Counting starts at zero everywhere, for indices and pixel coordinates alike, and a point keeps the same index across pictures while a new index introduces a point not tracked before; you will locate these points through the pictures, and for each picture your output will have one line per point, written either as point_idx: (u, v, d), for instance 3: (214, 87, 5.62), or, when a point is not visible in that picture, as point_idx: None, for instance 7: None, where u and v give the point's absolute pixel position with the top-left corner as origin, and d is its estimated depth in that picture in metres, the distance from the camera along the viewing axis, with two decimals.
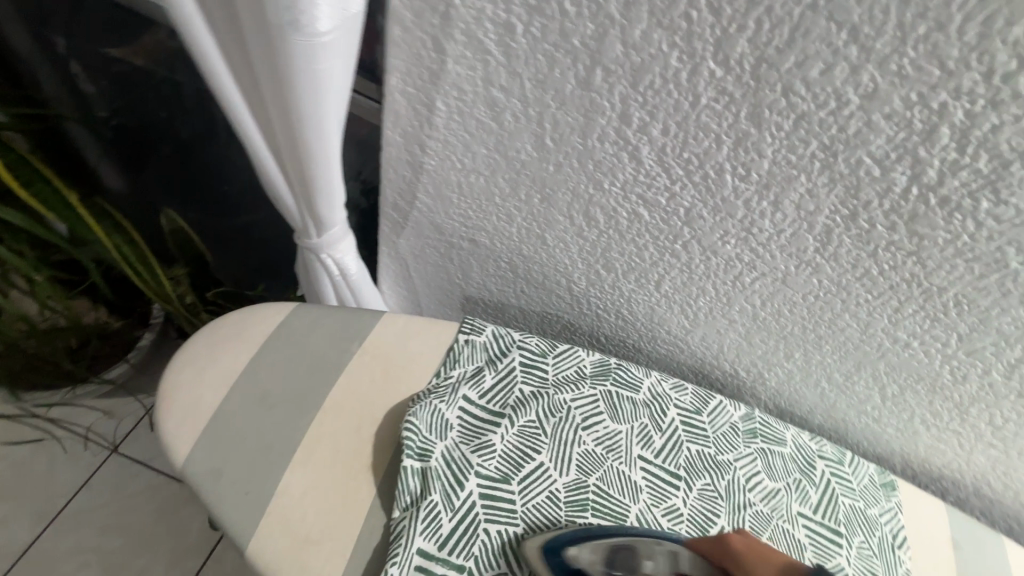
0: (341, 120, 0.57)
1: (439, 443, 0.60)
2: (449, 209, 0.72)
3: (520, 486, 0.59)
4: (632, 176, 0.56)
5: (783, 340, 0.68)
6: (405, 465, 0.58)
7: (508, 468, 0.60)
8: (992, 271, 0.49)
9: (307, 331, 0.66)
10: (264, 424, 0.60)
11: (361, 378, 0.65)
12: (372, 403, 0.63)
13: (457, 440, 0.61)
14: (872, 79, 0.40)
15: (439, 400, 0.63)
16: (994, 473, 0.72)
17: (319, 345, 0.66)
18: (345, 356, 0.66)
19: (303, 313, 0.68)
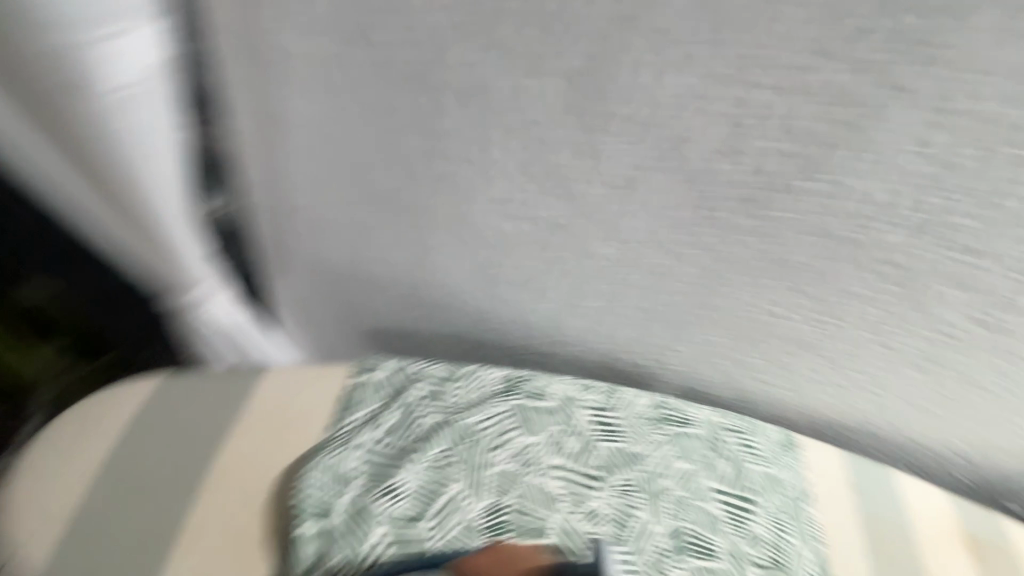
0: (172, 172, 0.58)
1: (338, 497, 0.59)
2: (327, 244, 0.69)
3: (432, 522, 0.59)
4: (497, 194, 0.56)
5: (676, 328, 0.70)
6: (300, 529, 0.56)
7: (419, 505, 0.59)
8: (829, 242, 0.53)
9: (182, 406, 0.64)
10: (134, 515, 0.57)
11: (244, 446, 0.62)
12: (256, 470, 0.61)
13: (358, 489, 0.59)
14: (680, 81, 0.45)
15: (333, 453, 0.61)
16: (880, 415, 0.78)
17: (199, 416, 0.64)
18: (226, 425, 0.64)
19: (176, 386, 0.66)
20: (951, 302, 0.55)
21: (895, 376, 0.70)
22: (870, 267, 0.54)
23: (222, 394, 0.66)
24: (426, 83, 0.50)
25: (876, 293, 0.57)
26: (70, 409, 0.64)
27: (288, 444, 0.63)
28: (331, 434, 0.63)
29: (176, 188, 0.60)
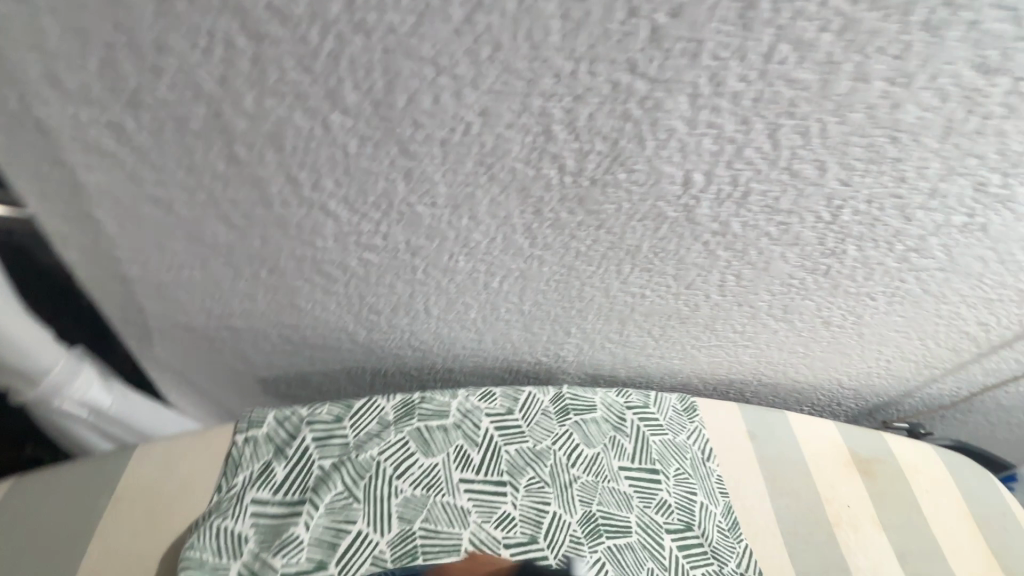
0: None
1: (233, 562, 0.56)
2: (185, 308, 0.65)
3: (338, 565, 0.58)
4: (339, 230, 0.55)
5: (557, 322, 0.72)
6: None
7: (322, 552, 0.58)
8: (661, 223, 0.56)
9: (40, 502, 0.58)
10: None
11: (119, 532, 0.57)
12: (137, 556, 0.56)
13: (255, 549, 0.57)
14: (476, 102, 0.43)
15: (223, 518, 0.58)
16: (760, 363, 0.85)
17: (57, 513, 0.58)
18: (95, 513, 0.58)
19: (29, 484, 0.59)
20: (779, 255, 0.61)
21: (761, 328, 0.75)
22: (703, 238, 0.58)
23: (84, 482, 0.60)
24: (216, 137, 0.45)
25: (717, 260, 0.62)
26: None
27: (167, 524, 0.59)
28: (217, 500, 0.60)
29: None
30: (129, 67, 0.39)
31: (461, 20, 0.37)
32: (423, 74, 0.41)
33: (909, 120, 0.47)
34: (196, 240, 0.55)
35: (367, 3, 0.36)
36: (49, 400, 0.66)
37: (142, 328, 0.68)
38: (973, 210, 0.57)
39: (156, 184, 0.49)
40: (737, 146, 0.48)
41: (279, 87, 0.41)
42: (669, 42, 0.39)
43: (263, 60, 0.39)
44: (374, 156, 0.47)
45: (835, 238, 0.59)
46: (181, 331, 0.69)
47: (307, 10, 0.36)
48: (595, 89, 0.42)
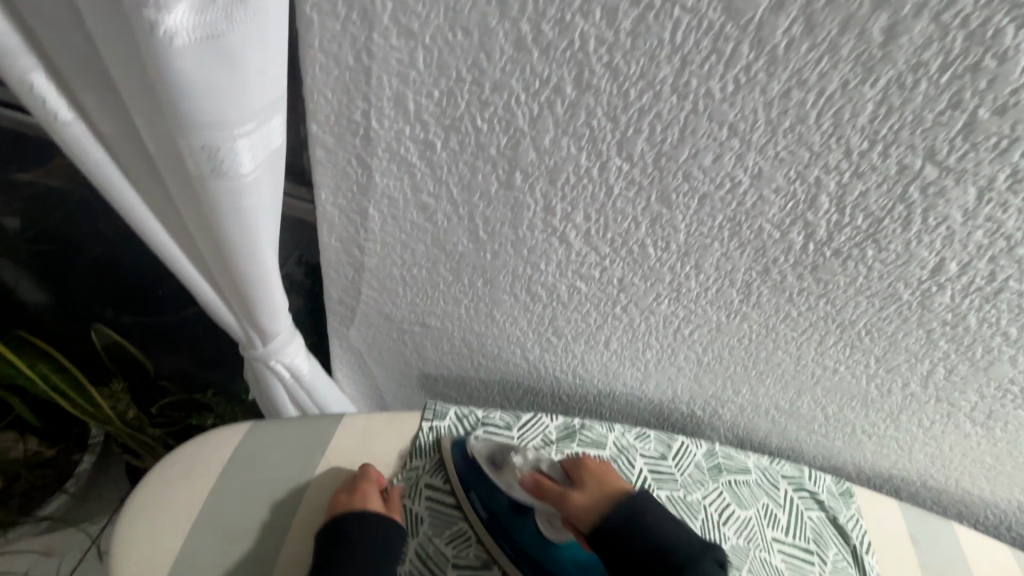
0: (275, 261, 0.58)
1: (414, 540, 0.65)
2: (396, 299, 0.73)
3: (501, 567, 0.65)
4: (565, 256, 0.59)
5: (729, 379, 0.72)
6: None
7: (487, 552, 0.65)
8: (890, 303, 0.55)
9: (269, 448, 0.67)
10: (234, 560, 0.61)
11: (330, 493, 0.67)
12: None
13: (429, 533, 0.66)
14: (755, 165, 0.45)
15: (404, 498, 0.67)
16: (934, 467, 0.79)
17: (284, 458, 0.67)
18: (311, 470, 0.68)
19: (260, 431, 0.68)
20: (1008, 359, 0.57)
21: (949, 428, 0.70)
22: (928, 326, 0.56)
23: (305, 438, 0.69)
24: (506, 162, 0.50)
25: (934, 350, 0.59)
26: (166, 458, 0.66)
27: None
28: (402, 477, 0.69)
29: (276, 265, 0.60)
30: (464, 97, 0.46)
31: (778, 93, 0.40)
32: (716, 134, 0.44)
33: None
34: (438, 245, 0.62)
35: (697, 70, 0.40)
36: (266, 358, 0.74)
37: (350, 308, 0.77)
38: None
39: (431, 194, 0.56)
40: (1010, 244, 0.46)
41: (579, 130, 0.46)
42: (981, 135, 0.39)
43: (581, 106, 0.44)
44: (633, 199, 0.51)
45: None
46: (381, 318, 0.77)
47: (640, 69, 0.41)
48: (880, 169, 0.43)
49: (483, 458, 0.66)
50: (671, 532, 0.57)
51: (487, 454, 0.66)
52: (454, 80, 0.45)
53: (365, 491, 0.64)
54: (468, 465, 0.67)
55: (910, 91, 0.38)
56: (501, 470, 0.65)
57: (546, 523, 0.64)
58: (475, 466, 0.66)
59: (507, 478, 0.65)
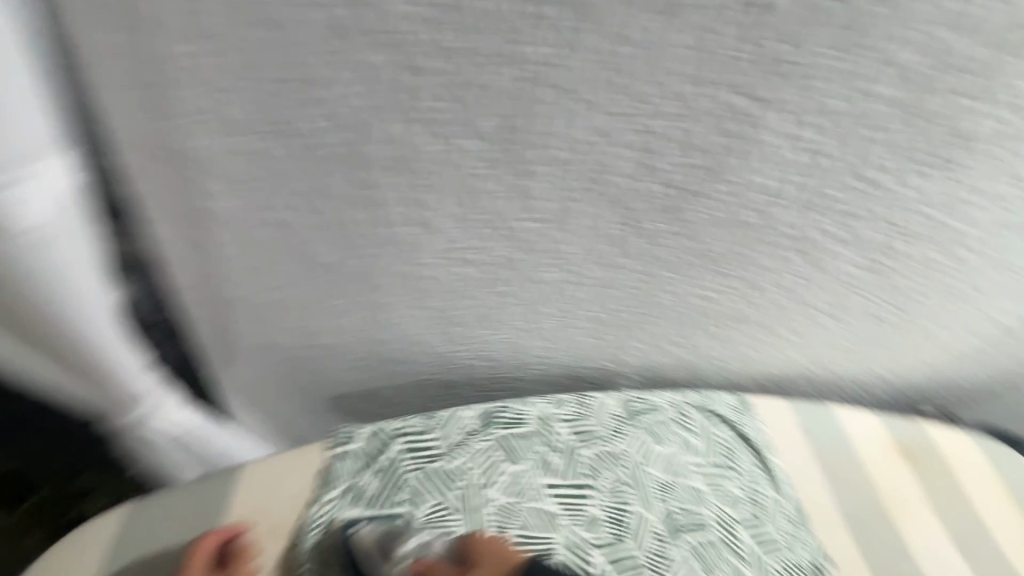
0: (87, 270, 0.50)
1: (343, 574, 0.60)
2: (278, 326, 0.67)
3: None
4: (446, 246, 0.58)
5: (629, 329, 0.76)
6: None
7: None
8: (746, 230, 0.60)
9: (146, 532, 0.60)
10: None
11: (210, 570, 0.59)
12: None
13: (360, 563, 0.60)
14: (594, 121, 0.48)
15: (321, 532, 0.62)
16: (807, 361, 0.90)
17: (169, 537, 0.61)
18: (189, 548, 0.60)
19: (142, 512, 0.62)
20: (843, 256, 0.66)
21: (814, 326, 0.80)
22: (780, 243, 0.63)
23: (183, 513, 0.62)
24: (357, 160, 0.49)
25: (789, 264, 0.66)
26: (35, 562, 0.60)
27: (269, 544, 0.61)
28: (313, 515, 0.62)
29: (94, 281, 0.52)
30: (292, 97, 0.44)
31: (594, 50, 0.43)
32: (559, 96, 0.46)
33: (966, 125, 0.53)
34: (307, 259, 0.58)
35: (526, 35, 0.41)
36: (139, 426, 0.66)
37: (230, 346, 0.70)
38: (1011, 204, 0.63)
39: (283, 206, 0.52)
40: (820, 156, 0.53)
41: (427, 112, 0.45)
42: (775, 63, 0.45)
43: (424, 87, 0.44)
44: (497, 174, 0.51)
45: (895, 237, 0.65)
46: (272, 350, 0.71)
47: (462, 44, 0.41)
48: (706, 107, 0.48)
49: (363, 549, 0.59)
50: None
51: (374, 539, 0.59)
52: (277, 81, 0.43)
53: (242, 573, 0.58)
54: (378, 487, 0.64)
55: (711, 31, 0.43)
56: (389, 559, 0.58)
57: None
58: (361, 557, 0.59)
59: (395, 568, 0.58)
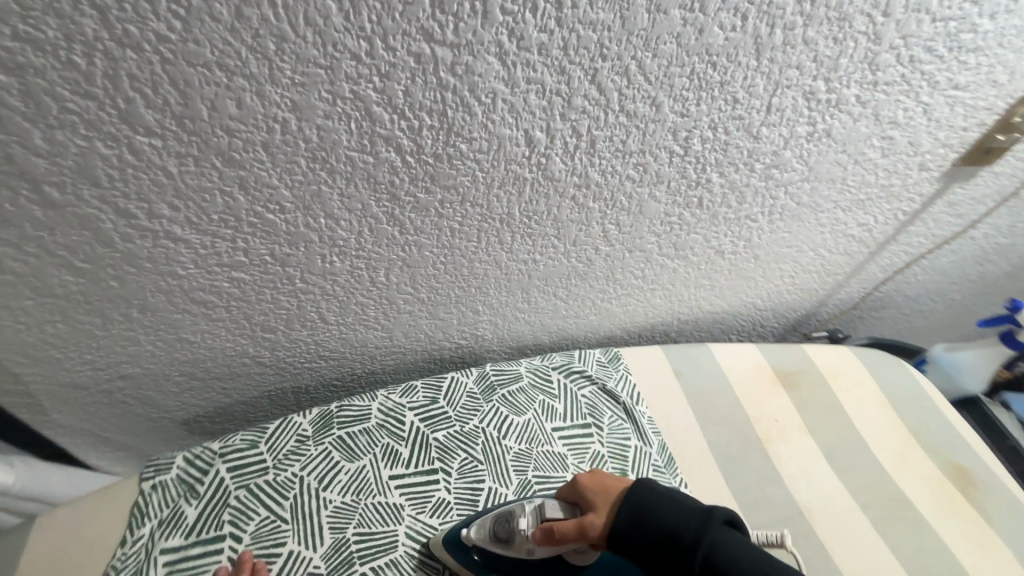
0: None
1: None
2: (64, 365, 0.62)
3: None
4: (195, 254, 0.53)
5: (460, 304, 0.72)
6: None
7: None
8: (523, 187, 0.56)
9: None
10: None
11: None
12: None
13: None
14: (283, 98, 0.42)
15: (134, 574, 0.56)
16: (674, 305, 0.89)
17: None
18: None
19: None
20: (648, 195, 0.63)
21: (660, 269, 0.78)
22: (569, 193, 0.59)
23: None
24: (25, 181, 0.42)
25: (591, 212, 0.63)
26: None
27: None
28: (120, 556, 0.57)
29: None
30: None
31: (231, 17, 0.37)
32: (214, 79, 0.39)
33: (718, 43, 0.48)
34: (45, 293, 0.53)
35: (122, 14, 0.35)
36: None
37: (27, 395, 0.65)
38: (812, 119, 0.59)
39: None
40: (565, 97, 0.49)
41: (65, 118, 0.39)
42: (453, 3, 0.40)
43: (34, 91, 0.37)
44: (208, 171, 0.46)
45: (695, 168, 0.61)
46: (79, 389, 0.66)
47: (59, 31, 0.35)
48: (400, 64, 0.42)
49: (481, 536, 0.58)
50: (677, 504, 0.49)
51: (483, 536, 0.58)
52: None
53: (599, 495, 0.54)
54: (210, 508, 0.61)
55: None
56: (511, 540, 0.56)
57: (573, 558, 0.57)
58: (477, 551, 0.59)
59: (523, 550, 0.56)
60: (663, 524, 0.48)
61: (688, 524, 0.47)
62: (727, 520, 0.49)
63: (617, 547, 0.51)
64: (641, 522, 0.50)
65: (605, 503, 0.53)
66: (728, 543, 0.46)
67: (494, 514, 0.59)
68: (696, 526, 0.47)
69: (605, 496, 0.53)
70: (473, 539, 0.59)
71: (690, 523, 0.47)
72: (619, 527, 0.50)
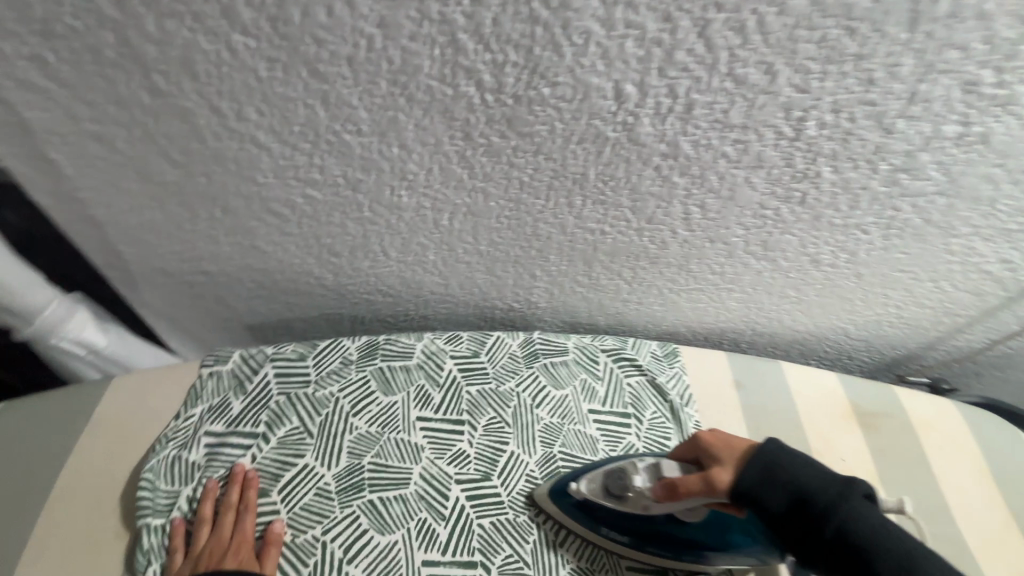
0: None
1: (185, 487, 0.60)
2: (157, 250, 0.68)
3: (282, 494, 0.61)
4: (276, 163, 0.55)
5: (518, 265, 0.70)
6: (144, 525, 0.57)
7: (265, 482, 0.61)
8: (603, 146, 0.53)
9: (18, 426, 0.63)
10: None
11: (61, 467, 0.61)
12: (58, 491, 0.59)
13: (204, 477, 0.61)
14: (371, 12, 0.41)
15: (178, 447, 0.62)
16: (751, 312, 0.81)
17: (25, 433, 0.63)
18: (46, 447, 0.62)
19: (12, 410, 0.64)
20: (742, 180, 0.57)
21: (741, 268, 0.71)
22: (653, 163, 0.55)
23: (63, 410, 0.65)
24: (137, 66, 0.46)
25: (675, 188, 0.58)
26: None
27: (138, 449, 0.63)
28: (172, 428, 0.63)
29: None
30: None
31: None
32: None
33: (864, 4, 0.41)
34: (146, 179, 0.58)
35: None
36: (46, 336, 0.72)
37: (125, 272, 0.73)
38: (966, 116, 0.49)
39: (92, 120, 0.51)
40: (665, 49, 0.44)
41: (173, 7, 0.41)
42: None
43: None
44: (295, 80, 0.47)
45: (804, 157, 0.54)
46: (167, 275, 0.73)
47: None
48: None
49: (595, 487, 0.60)
50: (812, 470, 0.48)
51: (595, 491, 0.60)
52: None
53: (724, 451, 0.53)
54: (251, 406, 0.65)
55: None
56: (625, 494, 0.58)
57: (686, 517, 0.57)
58: (586, 501, 0.61)
59: (638, 505, 0.57)
60: (796, 487, 0.47)
61: (826, 491, 0.46)
62: (865, 494, 0.48)
63: (742, 503, 0.50)
64: (771, 479, 0.49)
65: (730, 459, 0.52)
66: (867, 516, 0.46)
67: (606, 471, 0.60)
68: (834, 497, 0.46)
69: (729, 452, 0.52)
70: (584, 491, 0.60)
71: (829, 491, 0.46)
72: (746, 485, 0.49)
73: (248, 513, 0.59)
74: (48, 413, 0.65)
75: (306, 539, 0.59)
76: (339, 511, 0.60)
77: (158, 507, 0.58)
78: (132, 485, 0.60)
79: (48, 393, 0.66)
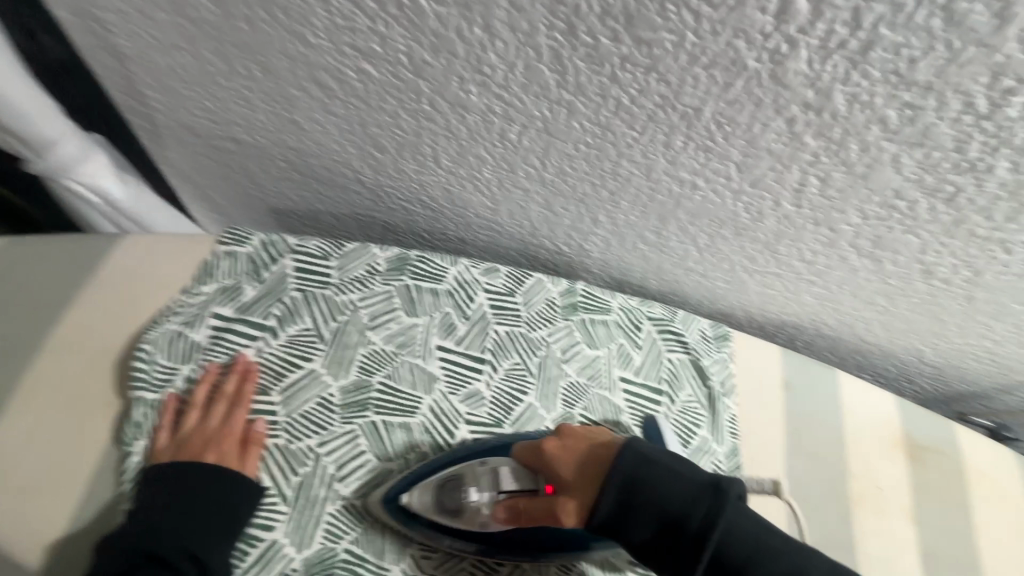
0: None
1: (184, 367, 0.56)
2: (186, 103, 0.61)
3: (281, 396, 0.57)
4: (331, 20, 0.45)
5: (582, 204, 0.61)
6: (138, 397, 0.54)
7: (267, 380, 0.57)
8: (734, 77, 0.42)
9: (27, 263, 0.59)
10: None
11: (63, 316, 0.57)
12: (57, 341, 0.56)
13: (204, 361, 0.57)
14: None
15: (182, 324, 0.58)
16: (825, 311, 0.71)
17: (34, 272, 0.59)
18: (53, 291, 0.58)
19: (21, 244, 0.60)
20: (890, 158, 0.45)
21: (836, 261, 0.61)
22: (788, 113, 0.43)
23: (74, 255, 0.60)
24: None
25: (801, 151, 0.47)
26: None
27: (143, 316, 0.59)
28: (179, 302, 0.58)
29: None
30: None
31: None
32: None
33: None
34: (179, 11, 0.49)
35: None
36: (58, 176, 0.66)
37: (152, 121, 0.66)
38: None
39: None
40: None
41: None
42: None
43: None
44: None
45: (983, 146, 0.42)
46: (195, 134, 0.66)
47: None
48: None
49: (424, 503, 0.52)
50: (679, 482, 0.43)
51: (430, 504, 0.52)
52: None
53: (571, 469, 0.48)
54: (264, 297, 0.60)
55: None
56: (465, 514, 0.51)
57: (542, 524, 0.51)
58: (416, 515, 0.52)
59: (482, 519, 0.51)
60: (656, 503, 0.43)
61: (689, 510, 0.42)
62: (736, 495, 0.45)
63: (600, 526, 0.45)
64: (633, 499, 0.44)
65: (579, 476, 0.47)
66: (730, 516, 0.43)
67: (441, 482, 0.52)
68: (702, 514, 0.42)
69: (576, 472, 0.48)
70: (418, 505, 0.52)
71: (697, 510, 0.42)
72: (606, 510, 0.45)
73: (240, 407, 0.54)
74: (57, 256, 0.60)
75: (298, 448, 0.55)
76: (338, 426, 0.56)
77: (154, 383, 0.55)
78: (131, 353, 0.57)
79: (60, 236, 0.61)
